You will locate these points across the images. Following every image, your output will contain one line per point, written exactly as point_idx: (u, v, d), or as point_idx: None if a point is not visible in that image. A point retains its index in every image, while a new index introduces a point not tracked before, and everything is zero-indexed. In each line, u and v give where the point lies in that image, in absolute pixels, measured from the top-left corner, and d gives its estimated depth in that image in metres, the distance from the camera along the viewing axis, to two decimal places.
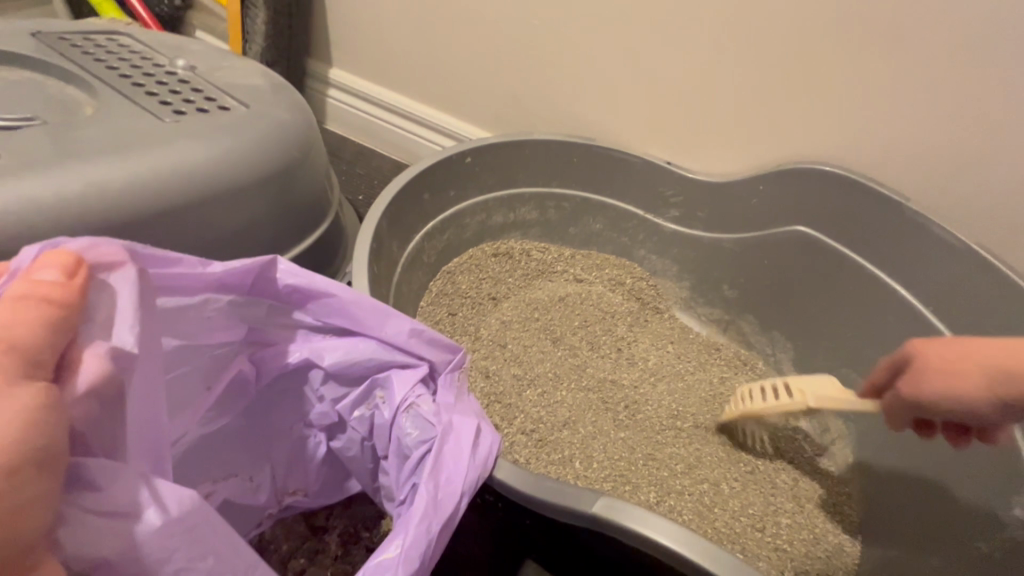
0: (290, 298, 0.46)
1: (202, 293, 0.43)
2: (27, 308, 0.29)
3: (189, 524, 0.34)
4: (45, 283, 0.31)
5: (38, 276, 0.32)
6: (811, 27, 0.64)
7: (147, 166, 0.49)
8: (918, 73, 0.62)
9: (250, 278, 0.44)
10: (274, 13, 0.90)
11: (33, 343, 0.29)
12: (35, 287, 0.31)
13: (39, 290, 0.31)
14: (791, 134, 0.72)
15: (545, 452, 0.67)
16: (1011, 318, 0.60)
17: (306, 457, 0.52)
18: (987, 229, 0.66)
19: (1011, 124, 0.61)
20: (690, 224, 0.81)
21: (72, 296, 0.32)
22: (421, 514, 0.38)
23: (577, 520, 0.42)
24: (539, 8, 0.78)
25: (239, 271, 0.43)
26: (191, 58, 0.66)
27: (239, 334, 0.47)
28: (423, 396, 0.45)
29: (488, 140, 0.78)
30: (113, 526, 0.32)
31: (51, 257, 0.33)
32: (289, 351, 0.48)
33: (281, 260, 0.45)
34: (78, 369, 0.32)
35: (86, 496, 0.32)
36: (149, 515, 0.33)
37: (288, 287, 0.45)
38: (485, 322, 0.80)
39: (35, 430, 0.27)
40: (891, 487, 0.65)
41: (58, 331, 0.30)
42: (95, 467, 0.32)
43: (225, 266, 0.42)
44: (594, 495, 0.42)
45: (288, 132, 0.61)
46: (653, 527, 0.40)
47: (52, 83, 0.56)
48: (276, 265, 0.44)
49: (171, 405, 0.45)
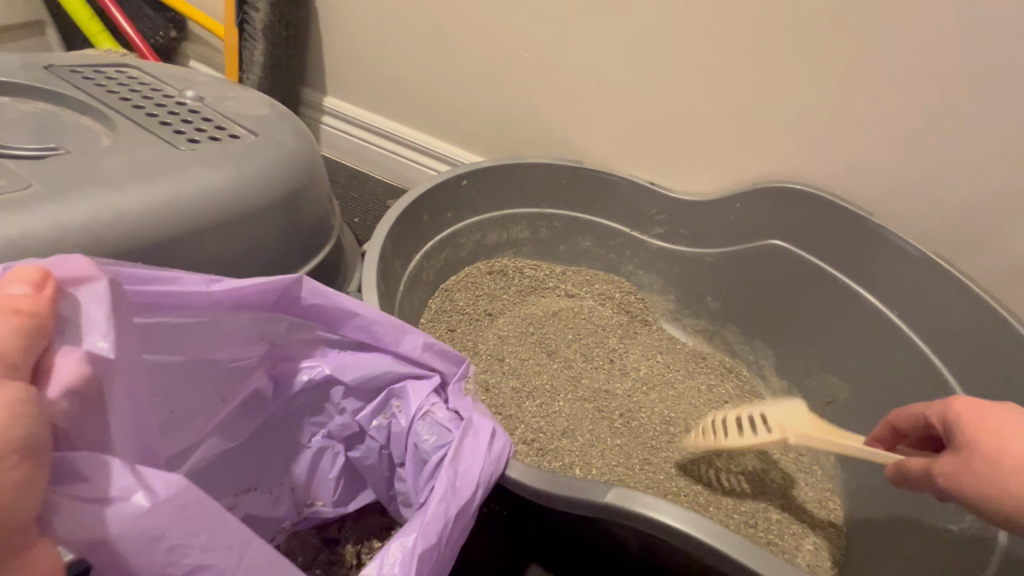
0: (310, 316, 0.49)
1: (225, 310, 0.45)
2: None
3: (181, 503, 0.35)
4: (16, 296, 0.32)
5: (8, 292, 0.32)
6: (778, 60, 0.70)
7: (166, 192, 0.52)
8: (874, 101, 0.69)
9: (275, 298, 0.47)
10: (271, 45, 0.93)
11: (7, 342, 0.29)
12: (7, 300, 0.31)
13: (9, 301, 0.31)
14: (764, 156, 0.78)
15: (546, 460, 0.70)
16: (968, 320, 0.65)
17: (323, 469, 0.54)
18: (943, 240, 0.72)
19: (959, 145, 0.67)
20: (673, 240, 0.86)
21: (41, 306, 0.32)
22: (439, 497, 0.41)
23: (591, 511, 0.45)
24: (527, 41, 0.84)
25: (265, 290, 0.46)
26: (199, 89, 0.69)
27: (259, 349, 0.49)
28: (438, 403, 0.48)
29: (482, 165, 0.83)
30: (103, 512, 0.33)
31: (16, 273, 0.33)
32: (310, 366, 0.51)
33: (308, 280, 0.46)
34: (54, 370, 0.32)
35: (78, 490, 0.32)
36: (137, 498, 0.34)
37: (312, 306, 0.48)
38: (482, 337, 0.82)
39: (17, 416, 0.27)
40: (870, 482, 0.69)
41: (35, 334, 0.31)
42: (80, 460, 0.33)
43: (225, 286, 0.43)
44: (607, 486, 0.45)
45: (295, 159, 0.64)
46: (663, 511, 0.43)
47: (67, 114, 0.58)
48: (303, 285, 0.46)
49: (183, 418, 0.46)
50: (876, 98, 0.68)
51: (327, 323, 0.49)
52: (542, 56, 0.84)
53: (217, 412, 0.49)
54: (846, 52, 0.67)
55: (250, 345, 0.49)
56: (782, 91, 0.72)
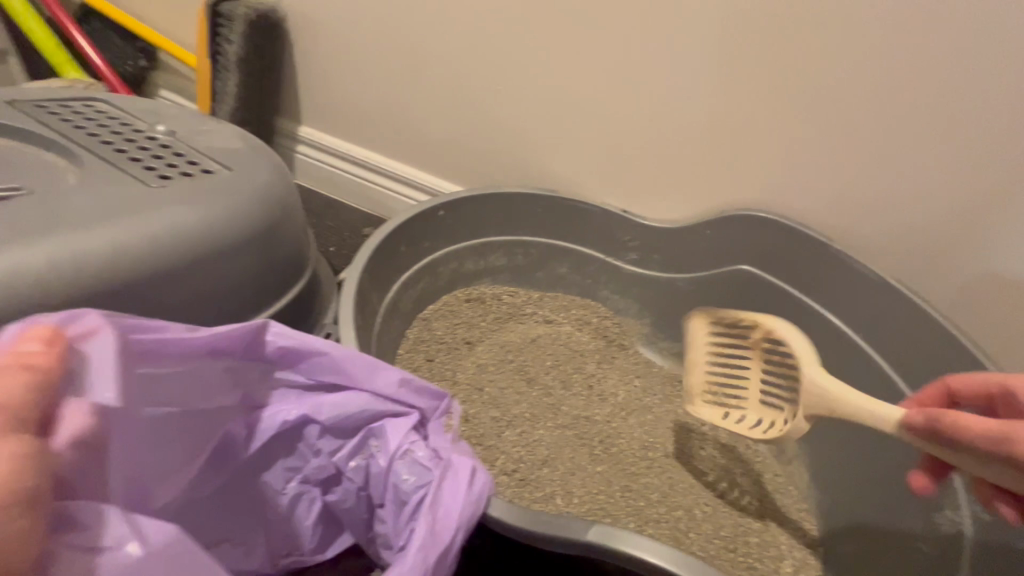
0: (279, 360, 0.49)
1: (197, 358, 0.45)
2: (11, 373, 0.31)
3: (172, 555, 0.35)
4: (29, 351, 0.33)
5: (21, 348, 0.33)
6: (740, 96, 0.74)
7: (137, 232, 0.51)
8: (831, 134, 0.72)
9: (243, 345, 0.46)
10: (245, 77, 0.93)
11: (17, 399, 0.30)
12: (19, 356, 0.32)
13: (22, 358, 0.32)
14: (730, 185, 0.81)
15: (528, 491, 0.70)
16: (926, 341, 0.68)
17: (300, 515, 0.52)
18: (899, 263, 0.76)
19: (909, 175, 0.71)
20: (647, 265, 0.88)
21: (54, 362, 0.33)
22: (420, 545, 0.41)
23: (573, 549, 0.45)
24: (501, 74, 0.86)
25: (234, 336, 0.45)
26: (170, 123, 0.68)
27: (233, 396, 0.48)
28: (417, 441, 0.48)
29: (459, 195, 0.83)
30: (96, 562, 0.32)
31: (32, 331, 0.34)
32: (281, 410, 0.50)
33: (272, 324, 0.47)
34: (61, 424, 0.33)
35: (74, 538, 0.33)
36: (130, 548, 0.34)
37: (276, 349, 0.48)
38: (461, 367, 0.82)
39: (18, 472, 0.28)
40: (843, 501, 0.71)
41: (44, 389, 0.32)
42: (82, 508, 0.33)
43: (211, 331, 0.44)
44: (588, 523, 0.45)
45: (269, 193, 0.63)
46: (643, 548, 0.44)
47: (31, 151, 0.57)
48: (266, 330, 0.47)
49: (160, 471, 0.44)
50: (831, 130, 0.72)
51: (300, 365, 0.49)
52: (515, 88, 0.86)
53: (190, 465, 0.47)
54: (801, 86, 0.71)
55: (221, 393, 0.47)
56: (745, 123, 0.76)
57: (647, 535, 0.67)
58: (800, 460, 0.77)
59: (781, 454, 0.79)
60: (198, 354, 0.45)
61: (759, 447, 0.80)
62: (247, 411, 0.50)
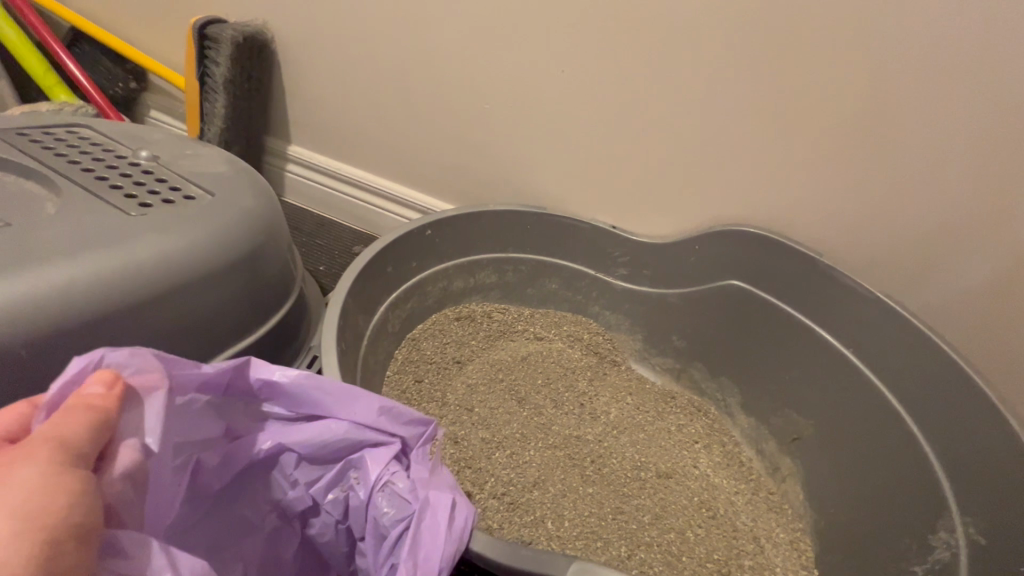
0: (260, 392, 0.48)
1: (191, 393, 0.44)
2: (75, 414, 0.32)
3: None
4: (90, 394, 0.34)
5: (85, 390, 0.34)
6: (726, 111, 0.74)
7: (115, 262, 0.51)
8: (817, 148, 0.72)
9: (229, 377, 0.46)
10: (233, 98, 0.93)
11: (77, 436, 0.31)
12: (83, 397, 0.34)
13: (83, 400, 0.33)
14: (719, 200, 0.81)
15: (518, 515, 0.69)
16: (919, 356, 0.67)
17: (280, 550, 0.52)
18: (889, 276, 0.76)
19: (896, 191, 0.71)
20: (637, 281, 0.88)
21: (112, 405, 0.35)
22: None
23: None
24: (488, 92, 0.86)
25: (223, 370, 0.45)
26: (154, 148, 0.68)
27: (215, 432, 0.47)
28: (398, 472, 0.47)
29: (447, 213, 0.83)
30: None
31: (96, 373, 0.36)
32: (258, 441, 0.49)
33: (256, 360, 0.47)
34: (114, 460, 0.34)
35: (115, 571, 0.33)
36: None
37: (260, 382, 0.47)
38: (451, 387, 0.81)
39: (77, 506, 0.28)
40: (837, 519, 0.70)
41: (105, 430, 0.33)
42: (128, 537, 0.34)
43: (216, 367, 0.45)
44: (568, 561, 0.44)
45: (252, 217, 0.63)
46: None
47: (11, 179, 0.57)
48: (252, 364, 0.47)
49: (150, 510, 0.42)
50: (816, 145, 0.72)
51: (280, 397, 0.48)
52: (501, 106, 0.86)
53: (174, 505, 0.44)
54: (786, 102, 0.71)
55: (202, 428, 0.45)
56: (731, 139, 0.76)
57: (639, 559, 0.66)
58: (795, 477, 0.76)
59: (775, 471, 0.79)
60: (190, 389, 0.44)
61: (753, 464, 0.80)
62: (228, 446, 0.48)
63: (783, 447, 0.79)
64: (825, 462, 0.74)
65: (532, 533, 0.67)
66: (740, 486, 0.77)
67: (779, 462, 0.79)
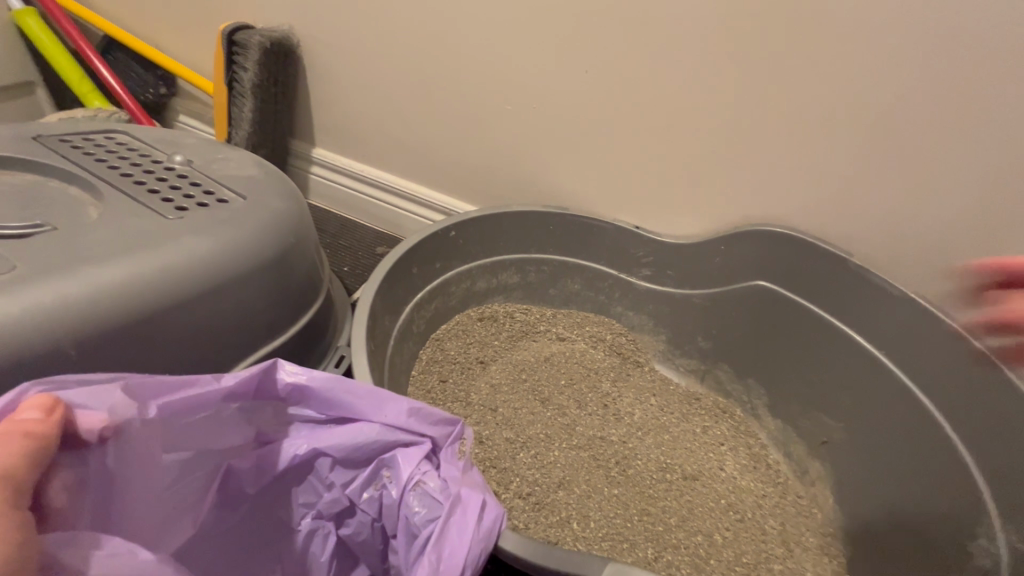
0: (291, 396, 0.49)
1: (213, 404, 0.45)
2: (10, 444, 0.31)
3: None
4: (29, 421, 0.33)
5: (20, 416, 0.33)
6: (753, 110, 0.73)
7: (158, 265, 0.51)
8: (848, 146, 0.71)
9: (256, 384, 0.47)
10: (260, 102, 0.95)
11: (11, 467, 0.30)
12: (18, 425, 0.32)
13: (19, 427, 0.32)
14: (746, 199, 0.79)
15: (543, 515, 0.69)
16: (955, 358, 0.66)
17: (316, 551, 0.53)
18: (921, 277, 0.74)
19: (931, 190, 0.70)
20: (661, 282, 0.87)
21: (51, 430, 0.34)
22: None
23: None
24: (511, 94, 0.86)
25: (246, 379, 0.46)
26: (188, 153, 0.70)
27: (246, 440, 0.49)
28: (429, 472, 0.48)
29: (471, 214, 0.84)
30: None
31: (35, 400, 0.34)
32: (291, 444, 0.50)
33: (283, 362, 0.48)
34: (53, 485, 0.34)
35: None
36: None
37: (289, 386, 0.48)
38: (475, 387, 0.82)
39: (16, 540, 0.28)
40: (870, 525, 0.69)
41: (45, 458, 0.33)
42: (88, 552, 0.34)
43: (235, 377, 0.45)
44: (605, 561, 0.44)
45: (283, 220, 0.64)
46: None
47: (55, 185, 0.58)
48: (279, 367, 0.48)
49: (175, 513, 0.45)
50: (847, 143, 0.71)
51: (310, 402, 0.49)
52: (524, 107, 0.86)
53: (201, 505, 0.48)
54: (815, 101, 0.70)
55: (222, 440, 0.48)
56: (758, 138, 0.75)
57: (666, 561, 0.66)
58: (824, 481, 0.75)
59: (804, 475, 0.78)
60: (212, 401, 0.45)
61: (780, 468, 0.79)
62: (258, 451, 0.50)
63: (811, 450, 0.78)
64: (856, 467, 0.73)
65: (558, 533, 0.67)
66: (767, 488, 0.76)
67: (808, 465, 0.78)
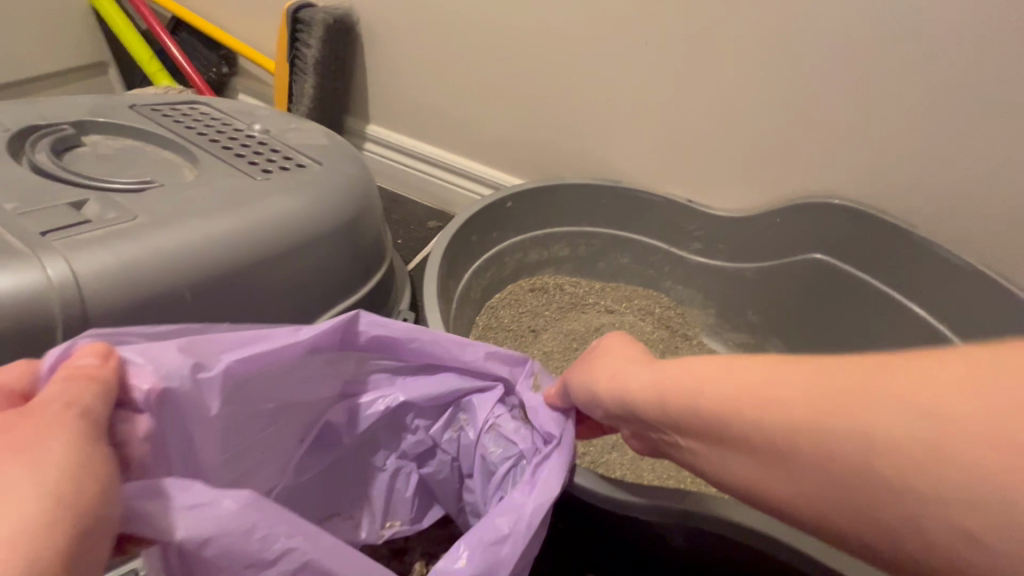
0: (373, 347, 0.51)
1: (298, 355, 0.46)
2: (72, 383, 0.31)
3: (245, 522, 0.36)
4: (85, 365, 0.33)
5: (77, 362, 0.33)
6: (817, 80, 0.72)
7: (257, 220, 0.54)
8: (916, 115, 0.70)
9: (339, 336, 0.48)
10: (321, 78, 0.98)
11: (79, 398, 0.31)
12: (76, 367, 0.33)
13: (78, 369, 0.33)
14: (804, 172, 0.79)
15: (600, 473, 0.71)
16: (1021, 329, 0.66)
17: (397, 491, 0.57)
18: (985, 251, 0.74)
19: (1001, 160, 0.68)
20: (712, 255, 0.88)
21: (108, 373, 0.34)
22: (502, 512, 0.43)
23: (665, 517, 0.51)
24: (566, 66, 0.86)
25: (327, 330, 0.46)
26: (264, 122, 0.73)
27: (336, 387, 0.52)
28: (502, 416, 0.52)
29: (526, 186, 0.86)
30: (191, 517, 0.35)
31: (87, 346, 0.35)
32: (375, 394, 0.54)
33: (364, 314, 0.49)
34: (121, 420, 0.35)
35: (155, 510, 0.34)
36: (224, 503, 0.36)
37: (372, 337, 0.50)
38: (529, 353, 0.85)
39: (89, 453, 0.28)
40: None
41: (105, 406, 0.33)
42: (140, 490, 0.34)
43: (314, 329, 0.46)
44: (683, 494, 0.51)
45: (356, 184, 0.67)
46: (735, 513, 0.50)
47: (152, 150, 0.63)
48: (360, 319, 0.49)
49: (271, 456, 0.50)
50: (914, 113, 0.70)
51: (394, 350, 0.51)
52: (579, 81, 0.87)
53: (295, 450, 0.52)
54: (883, 70, 0.69)
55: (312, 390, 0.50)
56: (821, 110, 0.74)
57: None
58: None
59: None
60: (298, 353, 0.46)
61: None
62: (347, 402, 0.54)
63: None
64: None
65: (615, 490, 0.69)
66: None
67: None
